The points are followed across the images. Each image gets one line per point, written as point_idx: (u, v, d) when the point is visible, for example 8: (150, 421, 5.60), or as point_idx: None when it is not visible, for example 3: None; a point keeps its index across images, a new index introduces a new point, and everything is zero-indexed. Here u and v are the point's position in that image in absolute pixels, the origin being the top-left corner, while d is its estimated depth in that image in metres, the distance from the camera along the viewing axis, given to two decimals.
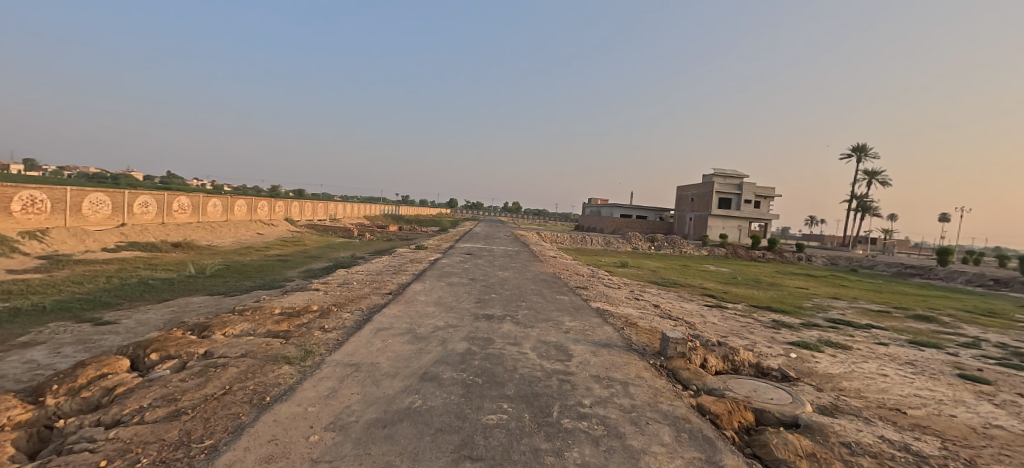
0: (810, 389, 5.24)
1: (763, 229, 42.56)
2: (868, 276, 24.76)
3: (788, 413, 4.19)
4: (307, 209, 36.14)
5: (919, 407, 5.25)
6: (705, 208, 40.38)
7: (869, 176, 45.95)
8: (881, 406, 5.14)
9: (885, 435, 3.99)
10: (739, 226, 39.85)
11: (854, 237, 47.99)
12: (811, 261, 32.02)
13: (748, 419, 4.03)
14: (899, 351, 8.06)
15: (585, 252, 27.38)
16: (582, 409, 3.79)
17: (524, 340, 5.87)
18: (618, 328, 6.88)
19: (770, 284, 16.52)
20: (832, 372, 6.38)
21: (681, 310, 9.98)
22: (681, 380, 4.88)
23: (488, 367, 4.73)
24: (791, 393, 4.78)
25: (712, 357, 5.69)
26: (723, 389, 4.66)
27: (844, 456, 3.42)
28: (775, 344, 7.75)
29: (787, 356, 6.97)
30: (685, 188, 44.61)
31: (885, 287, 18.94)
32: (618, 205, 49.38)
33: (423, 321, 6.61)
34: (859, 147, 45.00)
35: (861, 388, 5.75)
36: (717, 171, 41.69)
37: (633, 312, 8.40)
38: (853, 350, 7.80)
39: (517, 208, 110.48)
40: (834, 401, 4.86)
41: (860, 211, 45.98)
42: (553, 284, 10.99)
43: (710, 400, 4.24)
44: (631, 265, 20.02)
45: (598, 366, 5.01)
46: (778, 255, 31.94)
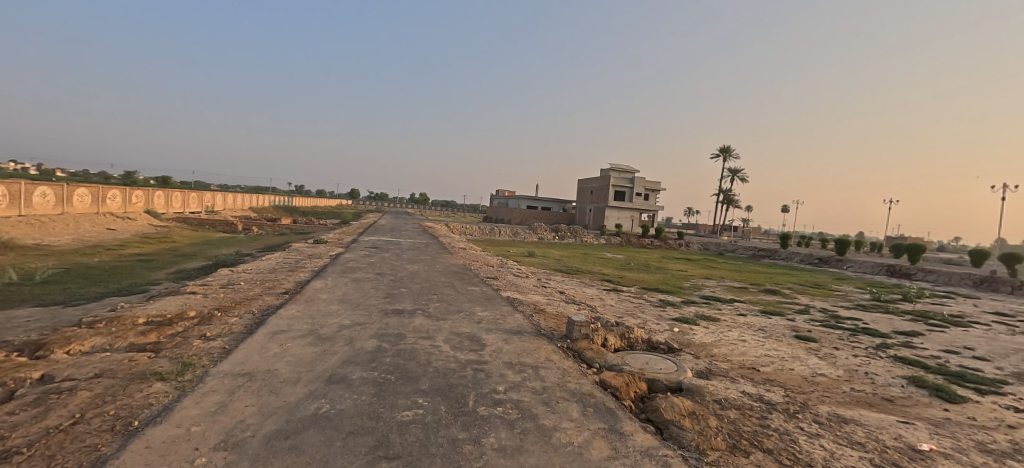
0: (689, 357, 6.06)
1: (651, 219, 47.58)
2: (731, 258, 29.20)
3: (674, 380, 4.79)
4: (175, 200, 30.99)
5: (768, 364, 6.41)
6: (603, 200, 43.75)
7: (732, 173, 53.87)
8: (742, 366, 6.15)
9: (745, 390, 4.81)
10: (631, 217, 44.00)
11: (720, 226, 56.09)
12: (688, 246, 36.67)
13: (642, 389, 4.52)
14: (753, 320, 9.72)
15: (494, 242, 27.72)
16: (496, 396, 3.91)
17: (437, 333, 5.81)
18: (527, 315, 7.18)
19: (658, 268, 18.57)
20: (706, 341, 7.46)
21: (583, 295, 10.78)
22: (585, 359, 5.29)
23: (401, 363, 4.61)
24: (675, 363, 5.46)
25: (611, 336, 6.26)
26: (621, 364, 5.15)
27: (716, 411, 4.05)
28: (661, 320, 8.80)
29: (671, 330, 7.96)
30: (585, 180, 47.67)
31: (743, 267, 22.54)
32: (524, 197, 51.04)
33: (327, 320, 6.16)
34: (726, 149, 52.33)
35: (728, 352, 6.82)
36: (613, 165, 45.29)
37: (541, 299, 8.85)
38: (721, 322, 9.20)
39: (425, 199, 107.59)
40: (708, 366, 5.69)
41: (726, 204, 53.85)
42: (464, 275, 11.03)
43: (611, 375, 4.67)
44: (538, 254, 20.88)
45: (510, 353, 5.18)
46: (663, 241, 35.95)
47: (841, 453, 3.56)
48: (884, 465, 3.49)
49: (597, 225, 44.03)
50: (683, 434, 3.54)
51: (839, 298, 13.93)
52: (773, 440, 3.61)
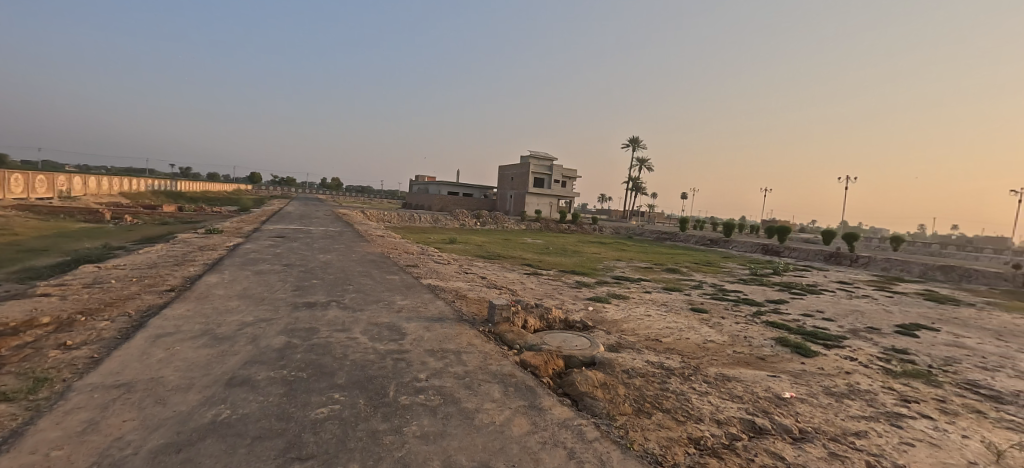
0: (602, 333, 6.55)
1: (569, 205, 49.82)
2: (638, 241, 31.83)
3: (587, 355, 5.15)
4: (11, 184, 25.26)
5: (669, 335, 7.18)
6: (523, 186, 44.69)
7: (640, 162, 58.24)
8: (647, 338, 6.81)
9: (649, 359, 5.35)
10: (550, 203, 45.68)
11: (630, 211, 60.67)
12: (602, 231, 39.19)
13: (559, 365, 4.80)
14: (657, 296, 10.77)
15: (414, 230, 26.94)
16: (418, 384, 3.87)
17: (353, 324, 5.55)
18: (449, 302, 7.16)
19: (575, 252, 19.59)
20: (617, 317, 8.11)
21: (504, 280, 11.02)
22: (506, 341, 5.45)
23: (314, 359, 4.33)
24: (589, 339, 5.87)
25: (531, 318, 6.51)
26: (540, 343, 5.40)
27: (624, 380, 4.45)
28: (577, 300, 9.36)
29: (587, 309, 8.52)
30: (506, 167, 48.10)
31: (649, 249, 24.73)
32: (445, 183, 50.20)
33: (225, 318, 5.55)
34: (635, 140, 56.23)
35: (635, 327, 7.50)
36: (533, 153, 46.41)
37: (463, 285, 8.87)
38: (630, 299, 10.06)
39: (338, 185, 100.65)
40: (618, 340, 6.20)
41: (634, 191, 58.24)
42: (382, 264, 10.62)
43: (531, 355, 4.87)
44: (459, 241, 20.78)
45: (432, 340, 5.14)
46: (579, 227, 37.93)
47: (724, 406, 4.14)
48: (755, 412, 4.14)
49: (517, 211, 44.98)
50: (595, 403, 3.84)
51: (726, 274, 15.98)
52: (671, 401, 4.07)
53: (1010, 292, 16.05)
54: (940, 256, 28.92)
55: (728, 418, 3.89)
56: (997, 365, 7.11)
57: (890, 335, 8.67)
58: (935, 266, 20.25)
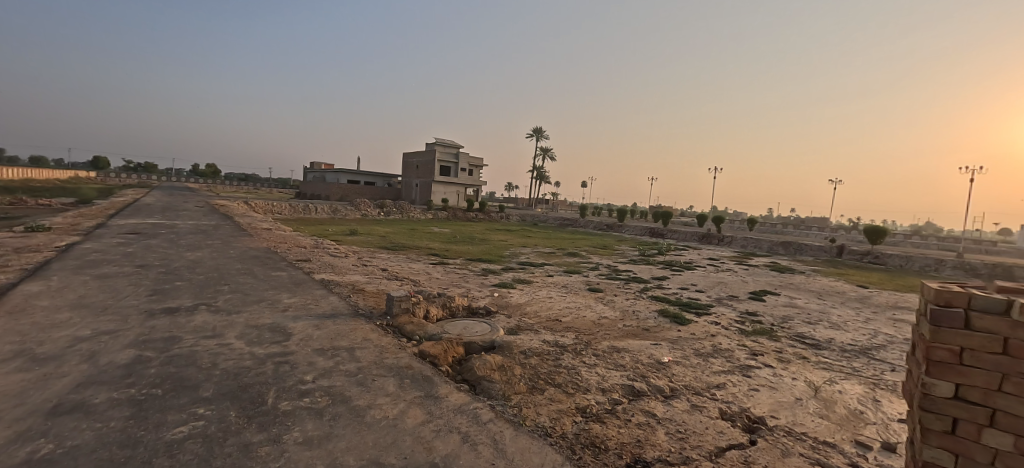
0: (503, 317, 6.74)
1: (477, 194, 49.97)
2: (543, 228, 33.22)
3: (487, 339, 5.26)
4: None
5: (567, 314, 7.66)
6: (429, 174, 43.61)
7: (543, 152, 60.53)
8: (547, 319, 7.19)
9: (546, 339, 5.65)
10: (457, 191, 45.37)
11: (535, 199, 63.01)
12: (508, 218, 40.11)
13: (458, 352, 4.82)
14: (558, 279, 11.40)
15: (308, 221, 24.73)
16: (303, 387, 3.58)
17: (228, 329, 4.94)
18: (344, 297, 6.74)
19: (482, 240, 19.78)
20: (521, 301, 8.41)
21: (408, 271, 10.70)
22: (405, 333, 5.31)
23: (173, 372, 3.76)
24: (490, 324, 6.00)
25: (433, 308, 6.43)
26: (440, 332, 5.37)
27: (522, 360, 4.64)
28: (483, 287, 9.48)
29: (491, 295, 8.68)
30: (411, 154, 46.39)
31: (553, 235, 25.97)
32: (344, 170, 46.80)
33: (50, 334, 4.53)
34: (538, 130, 58.05)
35: (537, 309, 7.85)
36: (439, 140, 45.44)
37: (361, 278, 8.41)
38: (533, 283, 10.50)
39: (214, 172, 87.93)
40: (518, 322, 6.44)
41: (539, 180, 60.49)
42: (267, 260, 9.57)
43: (429, 344, 4.82)
44: (361, 232, 19.60)
45: (322, 338, 4.79)
46: (486, 215, 38.35)
47: (609, 375, 4.55)
48: (635, 377, 4.62)
49: (424, 200, 43.86)
50: (492, 386, 3.95)
51: (618, 255, 17.53)
52: (563, 375, 4.36)
53: (827, 261, 20.16)
54: (781, 234, 35.15)
55: (612, 385, 4.29)
56: (817, 320, 8.89)
57: (744, 301, 10.32)
58: (778, 242, 24.51)
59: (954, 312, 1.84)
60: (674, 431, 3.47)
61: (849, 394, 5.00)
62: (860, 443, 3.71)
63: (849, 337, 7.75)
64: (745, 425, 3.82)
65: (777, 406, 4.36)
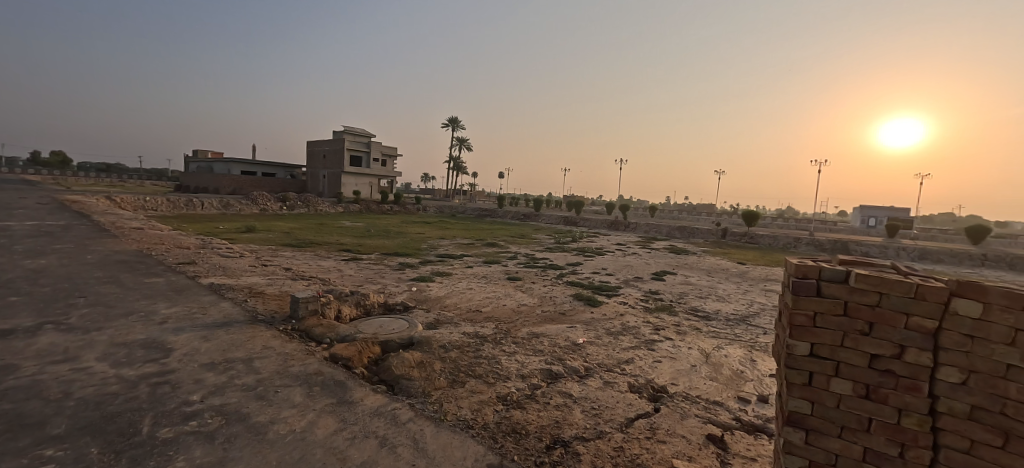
0: (422, 312, 6.57)
1: (391, 185, 47.87)
2: (462, 219, 32.95)
3: (405, 336, 5.08)
4: None
5: (487, 305, 7.71)
6: (337, 165, 40.66)
7: (460, 142, 59.85)
8: (467, 310, 7.17)
9: (466, 331, 5.63)
10: (370, 183, 43.02)
11: (453, 191, 62.25)
12: (426, 211, 39.14)
13: (374, 352, 4.59)
14: (478, 269, 11.43)
15: (191, 218, 21.59)
16: (189, 408, 3.13)
17: (85, 349, 4.12)
18: (240, 302, 6.02)
19: (398, 233, 19.00)
20: (440, 294, 8.27)
21: (317, 269, 9.91)
22: (314, 337, 4.92)
23: (5, 409, 3.03)
24: (408, 320, 5.80)
25: (345, 308, 6.04)
26: (354, 333, 5.06)
27: (442, 355, 4.57)
28: (400, 282, 9.14)
29: (409, 290, 8.40)
30: (315, 143, 42.74)
31: (472, 226, 25.89)
32: (236, 160, 41.64)
33: None
34: (454, 120, 57.12)
35: (457, 301, 7.78)
36: (348, 128, 42.53)
37: (260, 280, 7.59)
38: (452, 275, 10.38)
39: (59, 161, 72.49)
40: (437, 316, 6.32)
41: (456, 171, 59.73)
42: (138, 264, 8.17)
43: (342, 347, 4.52)
44: (258, 229, 17.65)
45: (212, 351, 4.23)
46: (402, 207, 36.96)
47: (528, 361, 4.68)
48: (553, 361, 4.82)
49: (333, 192, 40.85)
50: (411, 384, 3.83)
51: (535, 244, 18.09)
52: (484, 366, 4.38)
53: (713, 243, 22.93)
54: (676, 220, 39.10)
55: (532, 371, 4.42)
56: (706, 295, 10.07)
57: (647, 281, 11.32)
58: (674, 227, 27.24)
59: (810, 282, 2.17)
60: (589, 409, 3.69)
61: (732, 357, 5.75)
62: (741, 399, 4.29)
63: (731, 307, 8.90)
64: (650, 394, 4.20)
65: (676, 375, 4.86)
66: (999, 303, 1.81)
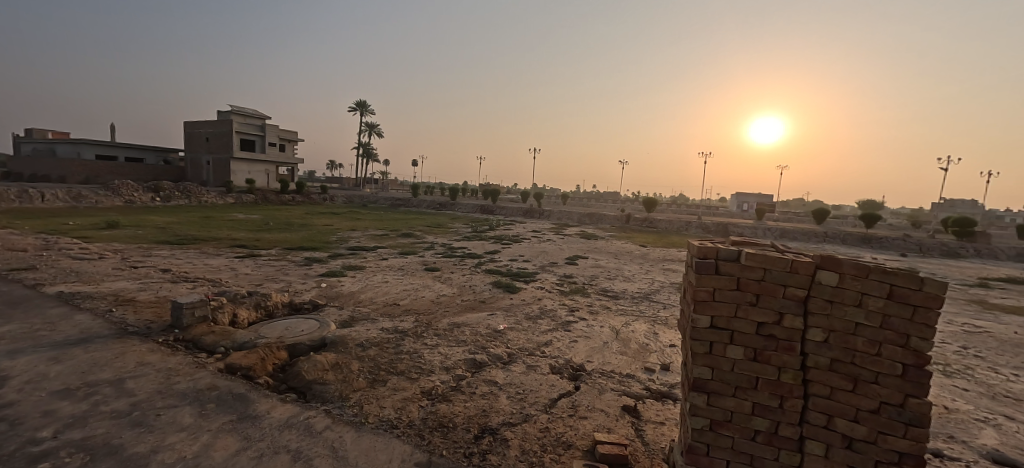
0: (334, 309, 6.11)
1: (291, 173, 43.58)
2: (374, 209, 31.26)
3: (316, 337, 4.69)
4: None
5: (405, 297, 7.45)
6: (224, 150, 35.75)
7: (369, 128, 56.38)
8: (384, 305, 6.85)
9: (384, 326, 5.37)
10: (266, 170, 38.67)
11: (363, 179, 58.69)
12: (333, 201, 36.42)
13: (281, 358, 4.16)
14: (394, 261, 10.95)
15: (24, 213, 17.40)
16: (36, 448, 2.54)
17: None
18: (101, 313, 5.02)
19: (302, 225, 17.40)
20: (353, 289, 7.77)
21: (204, 268, 8.67)
22: (204, 347, 4.30)
23: None
24: (318, 319, 5.36)
25: (242, 311, 5.38)
26: (255, 338, 4.53)
27: (359, 354, 4.30)
28: (307, 279, 8.40)
29: (318, 287, 7.76)
30: (194, 123, 37.02)
31: (385, 216, 24.69)
32: (86, 142, 34.36)
33: None
34: (362, 103, 53.55)
35: (372, 296, 7.38)
36: (235, 108, 37.55)
37: (129, 286, 6.41)
38: (366, 268, 9.81)
39: None
40: (352, 313, 5.94)
41: (366, 158, 56.29)
42: None
43: (240, 355, 4.01)
44: (122, 224, 14.86)
45: (66, 375, 3.47)
46: (306, 197, 33.90)
47: (451, 352, 4.62)
48: (476, 350, 4.83)
49: (220, 181, 35.91)
50: (326, 388, 3.55)
51: (453, 233, 17.87)
52: (405, 361, 4.22)
53: (618, 228, 24.79)
54: (586, 207, 41.48)
55: (455, 362, 4.37)
56: (614, 276, 10.87)
57: (562, 266, 11.86)
58: (584, 214, 28.84)
59: (709, 262, 2.42)
60: (514, 394, 3.76)
61: (638, 331, 6.30)
62: (647, 369, 4.73)
63: (635, 286, 9.73)
64: (570, 374, 4.42)
65: (591, 352, 5.18)
66: (850, 272, 2.21)
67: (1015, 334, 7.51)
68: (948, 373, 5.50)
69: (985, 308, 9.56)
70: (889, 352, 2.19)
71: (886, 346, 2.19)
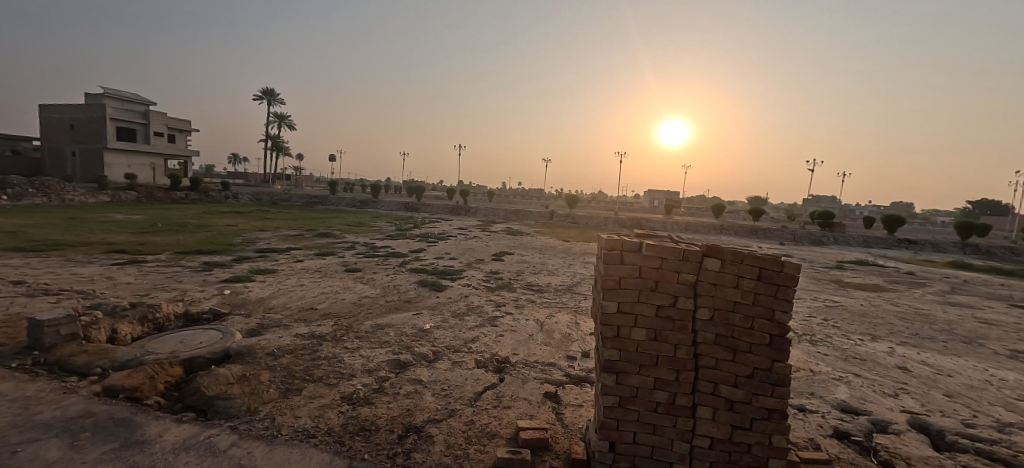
0: (239, 317, 5.58)
1: (184, 168, 38.45)
2: (287, 207, 28.80)
3: (219, 349, 4.27)
4: None
5: (324, 301, 7.04)
6: (94, 139, 30.38)
7: (279, 118, 51.70)
8: (299, 310, 6.41)
9: (298, 332, 5.04)
10: (151, 164, 33.68)
11: (273, 175, 53.69)
12: (237, 198, 32.86)
13: (175, 375, 3.72)
14: (310, 263, 10.23)
15: None
16: None
17: None
18: None
19: (199, 226, 15.49)
20: (262, 295, 7.15)
21: (71, 279, 7.38)
22: (74, 369, 3.69)
23: None
24: (221, 329, 4.86)
25: (123, 326, 4.70)
26: (141, 355, 3.99)
27: (269, 363, 4.00)
28: (206, 285, 7.54)
29: (221, 294, 7.02)
30: (51, 107, 31.00)
31: (299, 215, 22.90)
32: None
33: None
34: (269, 91, 48.81)
35: (285, 301, 6.87)
36: (108, 90, 32.15)
37: None
38: (278, 272, 9.06)
39: None
40: (260, 321, 5.47)
41: (276, 152, 51.53)
42: None
43: (123, 375, 3.52)
44: None
45: None
46: (203, 195, 30.15)
47: (374, 354, 4.49)
48: (401, 350, 4.74)
49: (89, 176, 30.39)
50: (232, 402, 3.26)
51: (375, 232, 17.12)
52: (323, 367, 4.01)
53: (543, 224, 25.56)
54: (512, 204, 42.18)
55: (377, 364, 4.26)
56: (539, 270, 11.24)
57: (488, 263, 11.98)
58: (510, 211, 29.30)
59: (615, 254, 2.66)
60: (440, 391, 3.77)
61: (561, 322, 6.62)
62: (569, 357, 5.01)
63: (559, 280, 10.17)
64: (495, 367, 4.53)
65: (517, 345, 5.36)
66: (730, 258, 2.57)
67: (860, 306, 9.18)
68: (813, 342, 6.56)
69: (840, 286, 11.51)
70: (760, 325, 2.58)
71: (757, 319, 2.59)
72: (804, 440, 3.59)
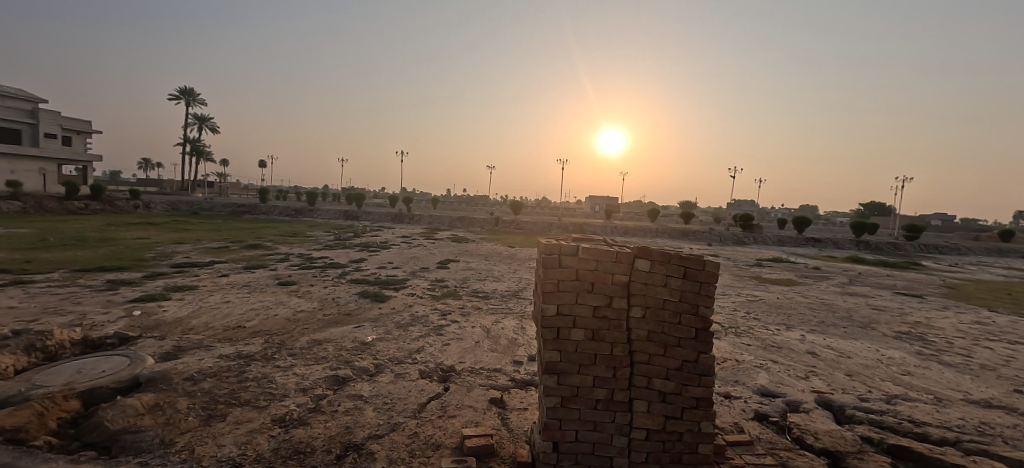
0: (153, 340, 5.03)
1: (82, 174, 34.00)
2: (209, 217, 26.44)
3: (126, 376, 3.82)
4: None
5: (254, 318, 6.53)
6: None
7: (199, 121, 47.52)
8: (225, 328, 5.91)
9: (223, 353, 4.64)
10: (40, 170, 29.40)
11: (192, 182, 49.05)
12: (150, 208, 29.62)
13: (70, 409, 3.27)
14: (238, 278, 9.47)
15: None
16: None
17: None
18: None
19: (102, 240, 13.79)
20: (181, 315, 6.50)
21: None
22: None
23: None
24: (129, 355, 4.35)
25: (4, 357, 4.06)
26: (26, 390, 3.47)
27: (187, 389, 3.64)
28: (112, 306, 6.72)
29: (129, 315, 6.28)
30: None
31: (223, 225, 21.14)
32: None
33: None
34: (187, 91, 44.75)
35: (208, 320, 6.29)
36: None
37: None
38: (200, 288, 8.29)
39: None
40: (177, 343, 4.96)
41: (196, 156, 47.20)
42: None
43: (1, 414, 3.03)
44: None
45: None
46: (107, 205, 26.85)
47: (309, 372, 4.24)
48: (340, 365, 4.52)
49: None
50: (143, 435, 2.93)
51: (311, 242, 16.20)
52: (251, 389, 3.72)
53: (489, 230, 25.63)
54: (457, 211, 41.90)
55: (314, 381, 4.03)
56: (484, 277, 11.24)
57: (434, 271, 11.78)
58: (455, 218, 29.03)
59: (554, 257, 2.74)
60: (381, 405, 3.64)
61: (508, 328, 6.66)
62: (514, 362, 5.05)
63: (504, 286, 10.23)
64: (440, 376, 4.47)
65: (464, 353, 5.32)
66: (658, 259, 2.76)
67: (776, 299, 10.15)
68: (738, 334, 7.16)
69: (760, 282, 12.65)
70: (686, 320, 2.79)
71: (684, 315, 2.79)
72: (729, 425, 3.90)
